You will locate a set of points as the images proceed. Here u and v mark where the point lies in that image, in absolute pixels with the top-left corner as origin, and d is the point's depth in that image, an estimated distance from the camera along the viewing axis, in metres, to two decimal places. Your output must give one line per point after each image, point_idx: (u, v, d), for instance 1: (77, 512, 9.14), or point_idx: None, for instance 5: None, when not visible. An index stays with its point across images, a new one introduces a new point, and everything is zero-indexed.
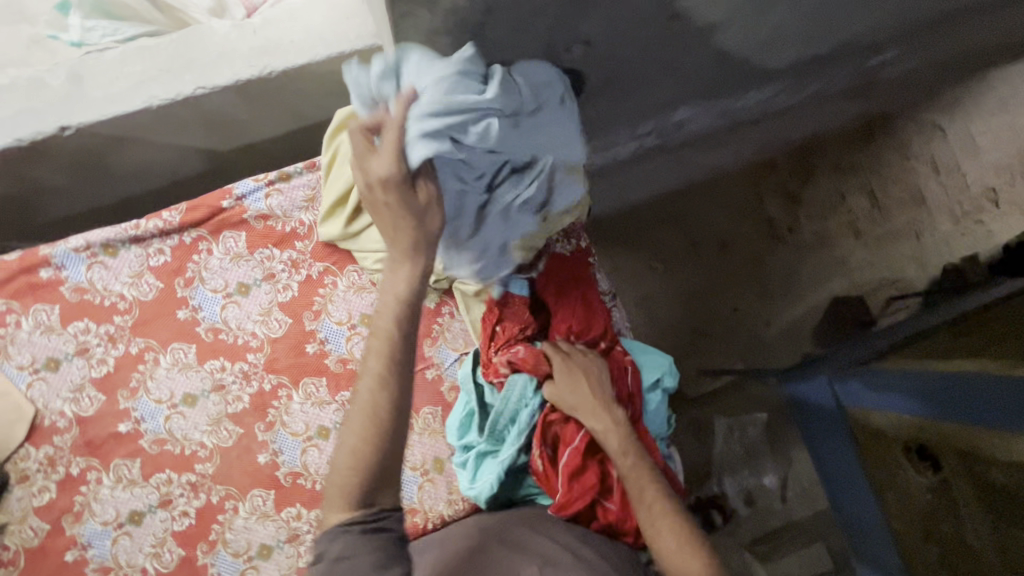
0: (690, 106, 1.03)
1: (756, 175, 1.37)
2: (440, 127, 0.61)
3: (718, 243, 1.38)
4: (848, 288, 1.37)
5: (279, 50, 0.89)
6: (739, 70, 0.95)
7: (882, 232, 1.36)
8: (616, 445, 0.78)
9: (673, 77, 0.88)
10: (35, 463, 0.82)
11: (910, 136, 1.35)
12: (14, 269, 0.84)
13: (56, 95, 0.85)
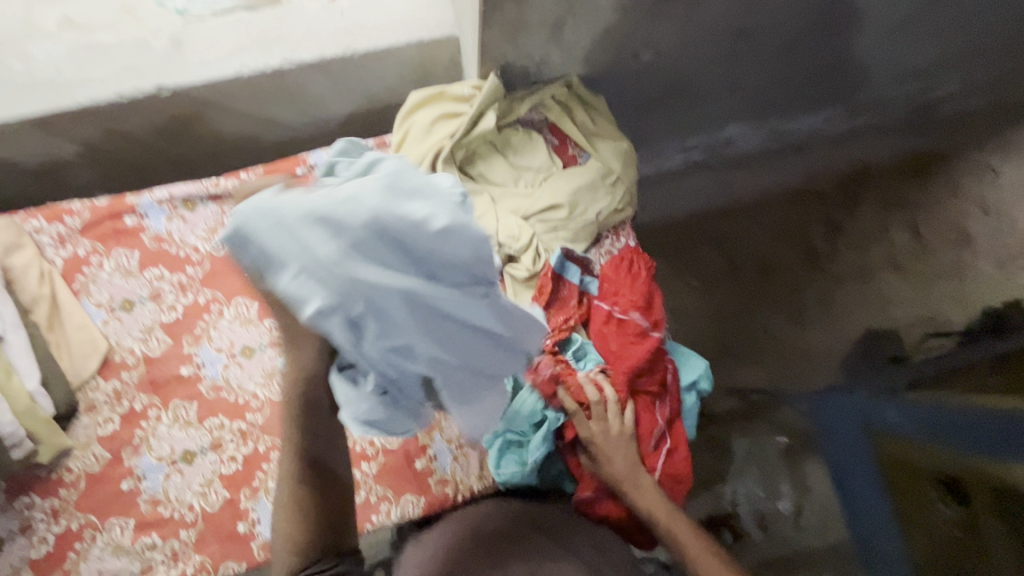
0: (737, 124, 1.40)
1: (798, 198, 1.49)
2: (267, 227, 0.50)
3: (754, 263, 1.44)
4: (888, 324, 1.40)
5: (364, 33, 0.96)
6: (791, 97, 1.33)
7: (926, 270, 1.44)
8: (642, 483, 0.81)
9: (733, 92, 1.21)
10: (102, 395, 0.87)
11: (963, 177, 1.50)
12: (103, 214, 0.90)
13: (159, 57, 0.92)
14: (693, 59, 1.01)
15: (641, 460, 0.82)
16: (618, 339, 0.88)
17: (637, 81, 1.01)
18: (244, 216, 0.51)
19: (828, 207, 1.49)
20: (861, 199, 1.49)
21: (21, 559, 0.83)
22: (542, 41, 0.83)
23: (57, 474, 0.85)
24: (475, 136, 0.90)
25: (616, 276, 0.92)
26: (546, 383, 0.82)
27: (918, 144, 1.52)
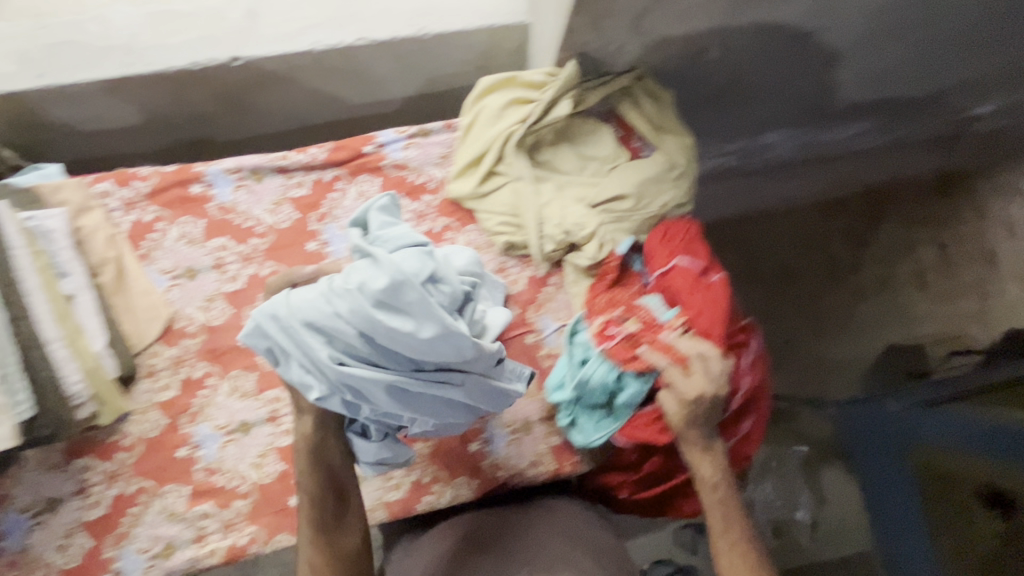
0: (778, 131, 1.36)
1: (824, 211, 1.52)
2: (279, 335, 0.68)
3: (779, 271, 1.51)
4: (906, 338, 1.47)
5: (439, 14, 0.95)
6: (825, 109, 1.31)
7: (948, 285, 1.45)
8: (709, 472, 0.78)
9: (783, 97, 1.22)
10: (162, 361, 0.87)
11: (988, 198, 1.43)
12: (170, 181, 0.90)
13: (232, 26, 0.91)
14: (760, 56, 1.01)
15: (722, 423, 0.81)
16: (696, 294, 0.86)
17: (703, 78, 1.01)
18: (259, 319, 0.68)
19: (856, 221, 1.52)
20: (884, 219, 1.51)
21: (77, 519, 0.83)
22: (626, 31, 0.83)
23: (116, 437, 0.85)
24: (547, 123, 0.91)
25: (682, 240, 0.90)
26: (622, 343, 0.86)
27: (948, 163, 1.50)
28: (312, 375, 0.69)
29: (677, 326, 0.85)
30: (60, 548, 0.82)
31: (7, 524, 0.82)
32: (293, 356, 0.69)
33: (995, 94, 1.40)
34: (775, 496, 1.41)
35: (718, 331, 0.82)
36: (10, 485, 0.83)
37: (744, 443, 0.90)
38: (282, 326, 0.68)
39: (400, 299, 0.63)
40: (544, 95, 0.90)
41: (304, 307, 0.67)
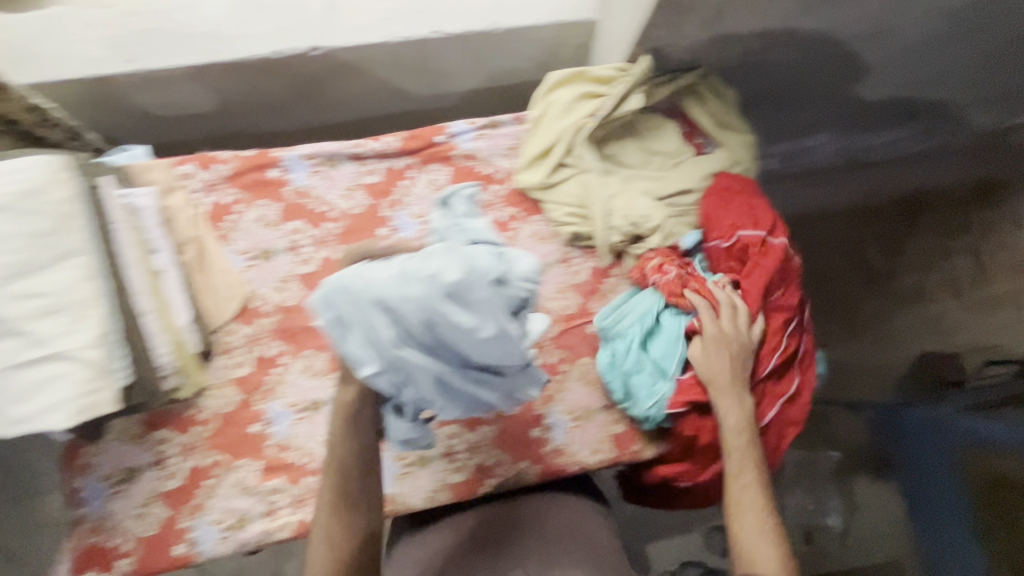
0: (825, 133, 1.29)
1: (860, 218, 1.42)
2: (347, 311, 0.66)
3: (815, 277, 1.43)
4: (969, 347, 1.30)
5: (512, 8, 0.97)
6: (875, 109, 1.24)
7: (981, 295, 1.30)
8: (734, 421, 0.80)
9: (824, 101, 1.19)
10: (238, 339, 0.89)
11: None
12: (249, 165, 0.92)
13: (313, 17, 0.94)
14: (822, 58, 1.02)
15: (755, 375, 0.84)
16: (749, 254, 0.89)
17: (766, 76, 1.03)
18: (330, 287, 0.67)
19: (887, 226, 1.42)
20: (924, 214, 1.39)
21: (154, 489, 0.86)
22: (703, 29, 0.84)
23: (192, 411, 0.87)
24: (619, 116, 0.93)
25: (738, 202, 0.92)
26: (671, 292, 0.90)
27: (987, 169, 1.31)
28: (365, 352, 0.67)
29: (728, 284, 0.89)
30: (138, 516, 0.85)
31: (88, 491, 0.85)
32: (355, 332, 0.68)
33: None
34: (805, 500, 1.44)
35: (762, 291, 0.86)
36: (92, 453, 0.85)
37: (791, 405, 0.88)
38: (349, 298, 0.66)
39: (472, 296, 0.66)
40: (615, 89, 0.92)
41: (376, 283, 0.65)
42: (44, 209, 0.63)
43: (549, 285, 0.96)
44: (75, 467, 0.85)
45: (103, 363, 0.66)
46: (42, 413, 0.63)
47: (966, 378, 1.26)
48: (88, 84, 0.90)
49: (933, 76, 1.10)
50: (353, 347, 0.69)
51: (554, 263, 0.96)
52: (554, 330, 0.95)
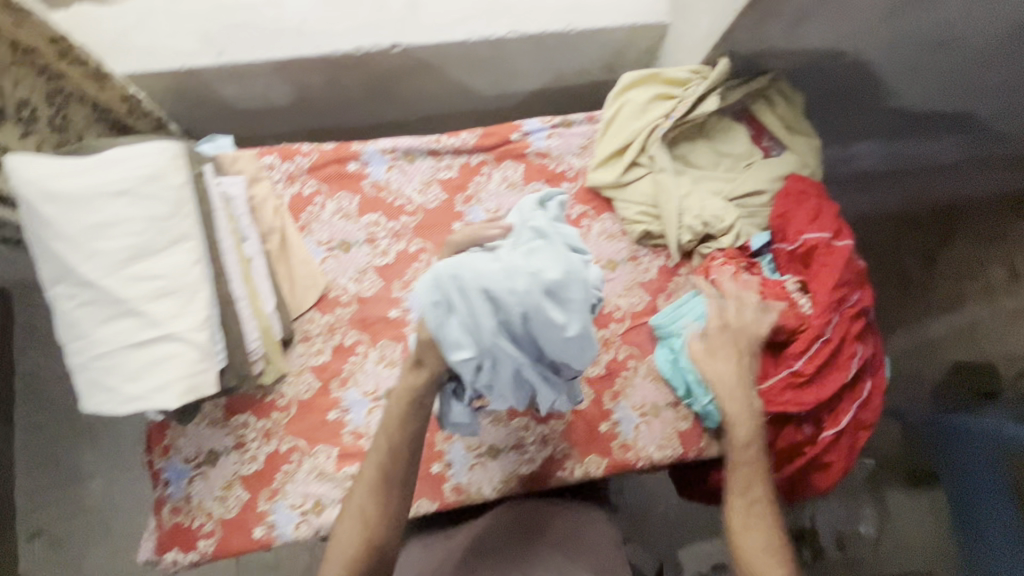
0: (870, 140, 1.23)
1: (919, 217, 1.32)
2: (454, 296, 0.68)
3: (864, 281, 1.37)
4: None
5: (587, 11, 0.99)
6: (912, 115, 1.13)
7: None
8: (742, 434, 0.83)
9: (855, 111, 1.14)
10: (317, 328, 0.91)
11: None
12: (330, 158, 0.94)
13: (394, 15, 0.96)
14: None
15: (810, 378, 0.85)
16: (817, 256, 0.89)
17: (835, 82, 1.04)
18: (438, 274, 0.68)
19: (919, 239, 1.32)
20: (956, 232, 1.24)
21: (234, 473, 0.87)
22: (782, 32, 0.86)
23: (273, 397, 0.89)
24: (694, 118, 0.95)
25: (804, 203, 0.92)
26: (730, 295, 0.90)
27: None
28: (463, 338, 0.68)
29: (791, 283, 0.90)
30: (218, 499, 0.87)
31: (171, 472, 0.87)
32: (456, 318, 0.69)
33: None
34: (837, 510, 1.39)
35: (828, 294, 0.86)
36: (175, 435, 0.88)
37: (862, 408, 0.88)
38: (457, 288, 0.68)
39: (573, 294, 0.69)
40: (690, 92, 0.95)
41: (486, 273, 0.67)
42: (164, 194, 0.64)
43: (618, 282, 0.98)
44: (158, 449, 0.87)
45: (208, 345, 0.66)
46: (155, 392, 0.64)
47: (999, 387, 1.12)
48: (178, 76, 0.94)
49: (952, 92, 1.01)
50: (449, 334, 0.69)
51: (623, 260, 0.98)
52: (622, 326, 0.97)
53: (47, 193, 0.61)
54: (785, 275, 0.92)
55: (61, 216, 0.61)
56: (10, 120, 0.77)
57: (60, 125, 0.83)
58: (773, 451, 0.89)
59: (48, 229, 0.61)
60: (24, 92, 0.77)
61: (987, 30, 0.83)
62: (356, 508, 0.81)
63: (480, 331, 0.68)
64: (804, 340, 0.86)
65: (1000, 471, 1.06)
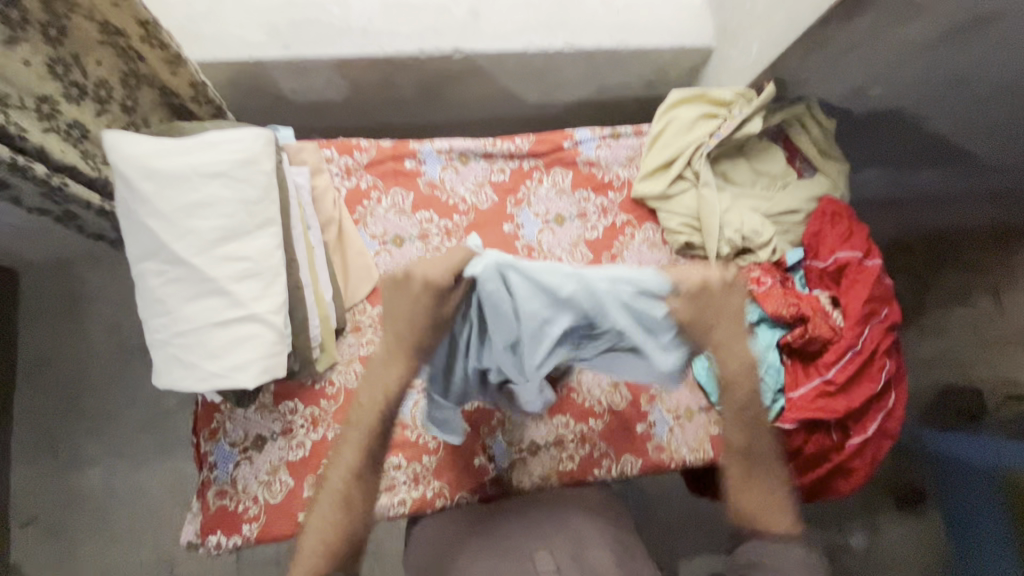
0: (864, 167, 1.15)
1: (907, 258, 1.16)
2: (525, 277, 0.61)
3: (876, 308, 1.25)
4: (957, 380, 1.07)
5: (639, 32, 1.05)
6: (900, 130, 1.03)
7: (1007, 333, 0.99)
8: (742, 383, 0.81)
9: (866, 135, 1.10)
10: (368, 319, 0.93)
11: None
12: (387, 154, 0.97)
13: (457, 22, 1.00)
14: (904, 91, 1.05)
15: (839, 384, 0.90)
16: (849, 273, 0.94)
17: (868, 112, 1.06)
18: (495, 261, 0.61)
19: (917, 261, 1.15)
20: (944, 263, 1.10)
21: (280, 458, 0.88)
22: (826, 63, 0.94)
23: (322, 385, 0.90)
24: (737, 138, 1.01)
25: (836, 223, 0.98)
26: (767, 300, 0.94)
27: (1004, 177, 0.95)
28: (542, 302, 0.61)
29: (824, 297, 0.95)
30: (264, 483, 0.87)
31: (218, 455, 0.87)
32: (526, 298, 0.61)
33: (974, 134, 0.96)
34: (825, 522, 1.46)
35: (859, 307, 0.91)
36: (223, 418, 0.88)
37: (887, 417, 0.93)
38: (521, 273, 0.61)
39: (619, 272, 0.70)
40: (735, 113, 1.00)
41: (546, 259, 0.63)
42: (255, 178, 0.68)
43: None
44: (206, 431, 0.88)
45: (283, 329, 0.69)
46: (233, 370, 0.66)
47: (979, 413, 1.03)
48: (242, 66, 0.96)
49: (969, 122, 0.96)
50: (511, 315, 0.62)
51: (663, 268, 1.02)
52: None
53: (146, 170, 0.64)
54: (816, 290, 0.97)
55: (158, 193, 0.64)
56: (88, 98, 0.78)
57: (130, 105, 0.85)
58: (801, 456, 0.94)
59: (145, 206, 0.64)
60: (102, 72, 0.79)
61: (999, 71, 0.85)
62: (329, 508, 0.71)
63: (562, 285, 0.60)
64: (836, 351, 0.91)
65: (1002, 507, 0.98)
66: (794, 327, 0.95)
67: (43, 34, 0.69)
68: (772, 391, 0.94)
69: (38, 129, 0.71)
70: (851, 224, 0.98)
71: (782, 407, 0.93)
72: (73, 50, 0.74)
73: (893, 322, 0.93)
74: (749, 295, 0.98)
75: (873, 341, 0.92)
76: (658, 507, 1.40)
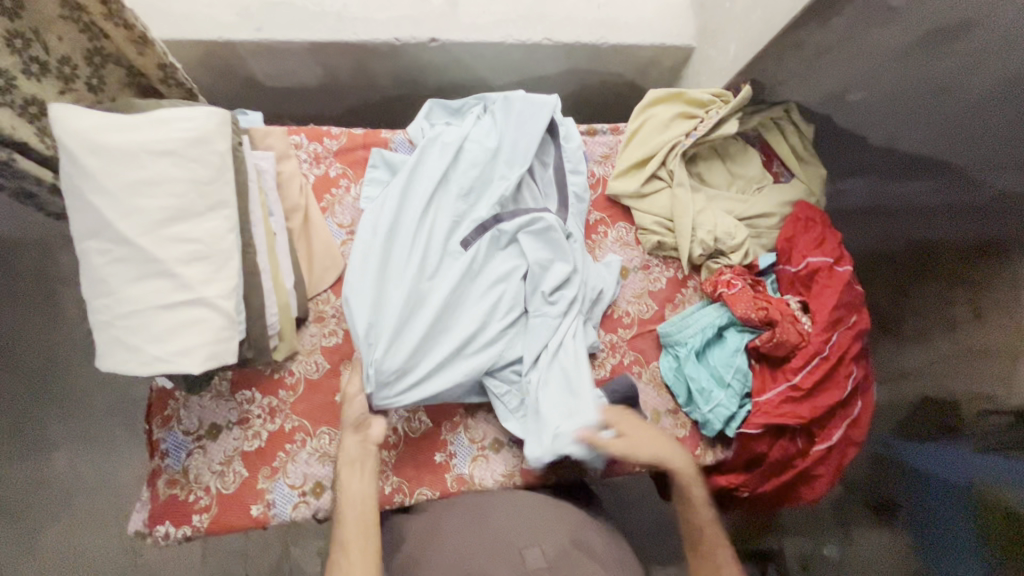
0: (888, 131, 0.98)
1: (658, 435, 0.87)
2: None
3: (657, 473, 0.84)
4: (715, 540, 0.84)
5: (618, 27, 1.06)
6: (886, 99, 0.93)
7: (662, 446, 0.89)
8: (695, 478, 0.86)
9: (867, 108, 0.97)
10: (332, 309, 0.91)
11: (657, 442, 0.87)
12: (358, 143, 0.97)
13: (435, 12, 1.00)
14: (897, 99, 0.92)
15: (807, 393, 0.89)
16: (819, 279, 0.94)
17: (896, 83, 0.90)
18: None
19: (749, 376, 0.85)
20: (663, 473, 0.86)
21: (235, 448, 0.85)
22: (803, 68, 0.94)
23: (281, 374, 0.88)
24: (713, 139, 1.01)
25: (801, 230, 0.98)
26: (734, 303, 0.94)
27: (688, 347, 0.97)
28: None
29: (793, 301, 0.95)
30: (217, 473, 0.85)
31: (170, 443, 0.85)
32: None
33: (972, 62, 0.80)
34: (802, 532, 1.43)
35: (824, 314, 0.91)
36: (177, 405, 0.86)
37: (853, 426, 0.92)
38: None
39: None
40: (711, 115, 1.00)
41: None
42: (208, 158, 0.67)
43: (628, 289, 1.00)
44: (159, 418, 0.86)
45: (234, 314, 0.67)
46: (178, 355, 0.64)
47: (961, 422, 1.01)
48: (213, 46, 0.95)
49: (943, 130, 0.90)
50: None
51: (635, 268, 1.01)
52: (629, 333, 0.99)
53: (93, 145, 0.63)
54: (787, 295, 0.97)
55: (104, 169, 0.63)
56: (50, 75, 0.76)
57: (95, 83, 0.82)
58: (766, 461, 0.93)
59: (90, 182, 0.63)
60: (65, 47, 0.76)
61: (984, 80, 0.81)
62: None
63: None
64: (803, 356, 0.90)
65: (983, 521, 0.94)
66: (762, 331, 0.94)
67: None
68: (738, 396, 0.93)
69: None
70: (822, 231, 0.97)
71: (748, 411, 0.92)
72: (32, 23, 0.72)
73: (862, 328, 0.92)
74: (716, 296, 0.97)
75: (842, 347, 0.91)
76: (631, 509, 1.39)
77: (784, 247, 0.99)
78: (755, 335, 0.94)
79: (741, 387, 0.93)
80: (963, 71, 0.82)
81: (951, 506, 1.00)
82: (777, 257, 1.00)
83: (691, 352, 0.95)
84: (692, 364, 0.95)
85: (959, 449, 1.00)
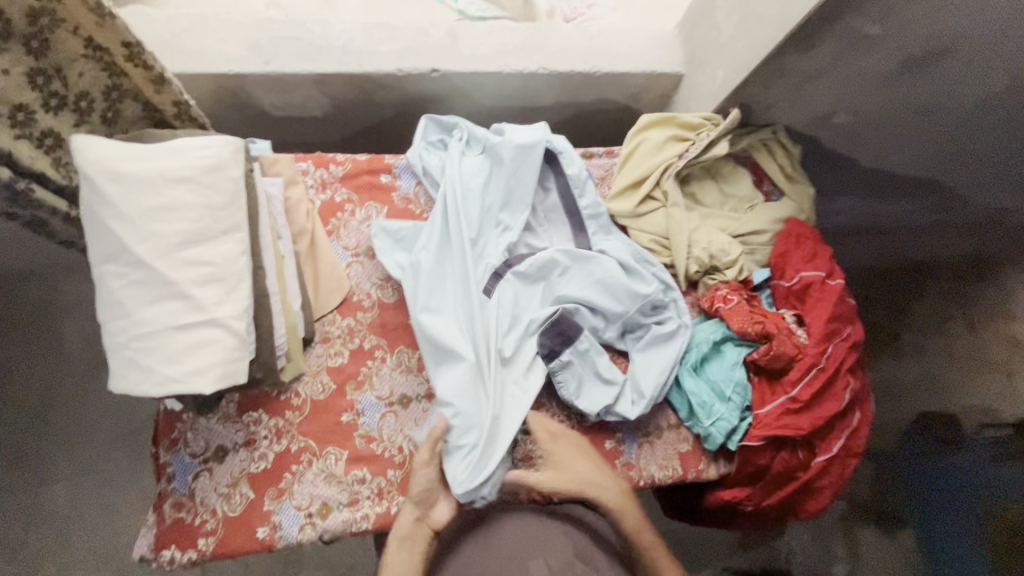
0: (873, 154, 1.02)
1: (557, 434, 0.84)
2: None
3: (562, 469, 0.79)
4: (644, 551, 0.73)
5: (611, 56, 1.11)
6: (870, 129, 0.98)
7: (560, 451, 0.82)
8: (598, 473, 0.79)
9: (853, 136, 1.01)
10: (338, 329, 0.93)
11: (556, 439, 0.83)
12: (363, 168, 1.00)
13: (437, 44, 1.05)
14: (882, 125, 0.96)
15: (806, 404, 0.91)
16: (813, 292, 0.96)
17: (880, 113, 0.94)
18: None
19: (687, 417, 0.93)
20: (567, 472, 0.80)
21: (241, 470, 0.86)
22: (790, 92, 0.98)
23: (287, 396, 0.89)
24: (704, 160, 1.04)
25: (793, 246, 1.01)
26: (732, 317, 0.96)
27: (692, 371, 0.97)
28: None
29: (789, 314, 0.98)
30: (223, 496, 0.85)
31: (177, 466, 0.85)
32: None
33: (947, 89, 0.84)
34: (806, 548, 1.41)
35: (819, 326, 0.93)
36: (185, 428, 0.87)
37: (852, 435, 0.94)
38: None
39: None
40: (702, 137, 1.04)
41: None
42: (222, 184, 0.70)
43: None
44: (166, 442, 0.87)
45: (245, 335, 0.69)
46: (191, 375, 0.65)
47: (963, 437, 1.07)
48: (224, 79, 0.99)
49: (928, 149, 0.95)
50: None
51: None
52: None
53: (112, 174, 0.66)
54: (781, 308, 1.00)
55: (123, 196, 0.66)
56: (67, 108, 0.79)
57: (110, 116, 0.85)
58: (770, 473, 0.94)
59: (109, 208, 0.65)
60: (84, 84, 0.80)
61: (963, 102, 0.85)
62: None
63: None
64: (800, 369, 0.91)
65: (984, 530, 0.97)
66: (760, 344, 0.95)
67: (25, 46, 0.71)
68: (739, 408, 0.95)
69: (9, 136, 0.72)
70: (812, 247, 1.01)
71: (750, 424, 0.94)
72: (56, 62, 0.75)
73: (856, 339, 0.94)
74: (713, 310, 0.99)
75: (839, 359, 0.93)
76: None
77: (777, 262, 1.02)
78: (754, 347, 0.96)
79: (741, 399, 0.95)
80: (939, 97, 0.86)
81: (952, 513, 1.04)
82: (772, 271, 1.03)
83: (691, 365, 0.96)
84: (692, 378, 0.96)
85: (958, 463, 1.04)
